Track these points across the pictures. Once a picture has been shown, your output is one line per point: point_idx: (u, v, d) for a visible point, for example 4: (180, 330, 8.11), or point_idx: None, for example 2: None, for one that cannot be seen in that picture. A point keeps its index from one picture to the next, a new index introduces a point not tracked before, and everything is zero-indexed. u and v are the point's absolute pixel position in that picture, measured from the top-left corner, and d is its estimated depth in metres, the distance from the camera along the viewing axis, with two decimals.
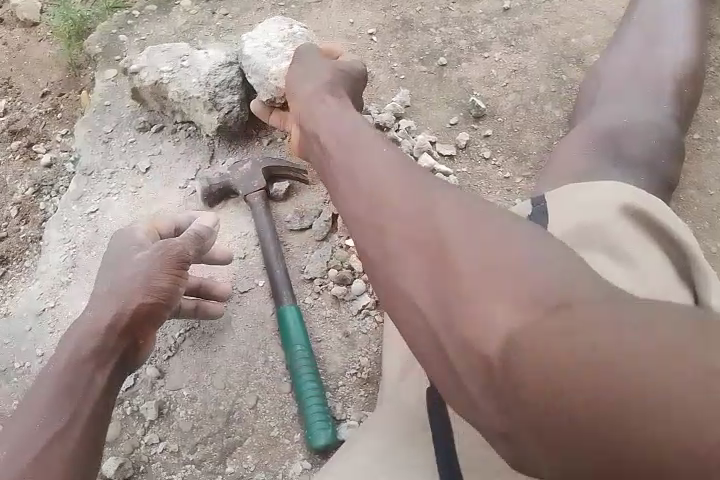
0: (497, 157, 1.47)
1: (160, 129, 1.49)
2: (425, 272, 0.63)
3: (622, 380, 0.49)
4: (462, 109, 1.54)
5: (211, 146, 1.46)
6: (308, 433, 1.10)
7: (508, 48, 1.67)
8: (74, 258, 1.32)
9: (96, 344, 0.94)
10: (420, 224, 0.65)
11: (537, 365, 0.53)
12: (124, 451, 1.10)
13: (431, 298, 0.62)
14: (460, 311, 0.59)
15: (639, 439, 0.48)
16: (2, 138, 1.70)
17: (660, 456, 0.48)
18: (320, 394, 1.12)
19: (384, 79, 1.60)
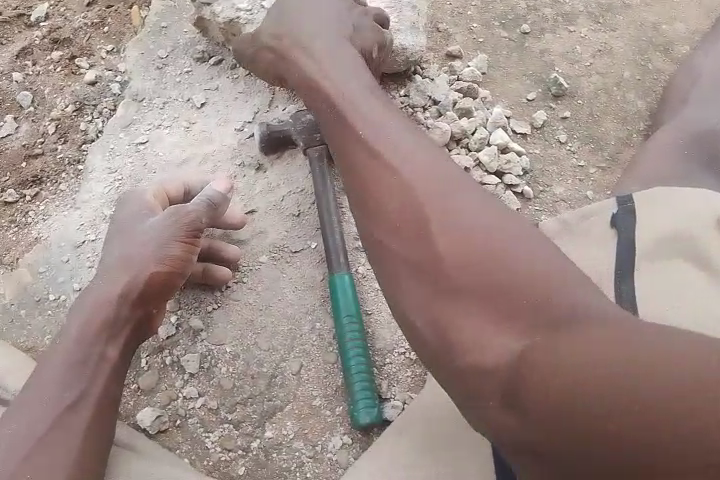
0: (573, 143, 1.39)
1: (219, 62, 1.38)
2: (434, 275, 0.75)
3: (621, 373, 0.59)
4: (540, 85, 1.44)
5: (272, 91, 1.33)
6: (351, 408, 1.06)
7: (595, 25, 1.55)
8: (119, 192, 1.25)
9: (107, 316, 0.99)
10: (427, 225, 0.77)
11: (536, 359, 0.65)
12: (161, 402, 1.06)
13: (441, 304, 0.73)
14: (463, 313, 0.72)
15: (650, 417, 0.57)
16: (42, 46, 1.58)
17: (670, 429, 0.56)
18: (366, 369, 1.07)
19: (461, 40, 1.48)
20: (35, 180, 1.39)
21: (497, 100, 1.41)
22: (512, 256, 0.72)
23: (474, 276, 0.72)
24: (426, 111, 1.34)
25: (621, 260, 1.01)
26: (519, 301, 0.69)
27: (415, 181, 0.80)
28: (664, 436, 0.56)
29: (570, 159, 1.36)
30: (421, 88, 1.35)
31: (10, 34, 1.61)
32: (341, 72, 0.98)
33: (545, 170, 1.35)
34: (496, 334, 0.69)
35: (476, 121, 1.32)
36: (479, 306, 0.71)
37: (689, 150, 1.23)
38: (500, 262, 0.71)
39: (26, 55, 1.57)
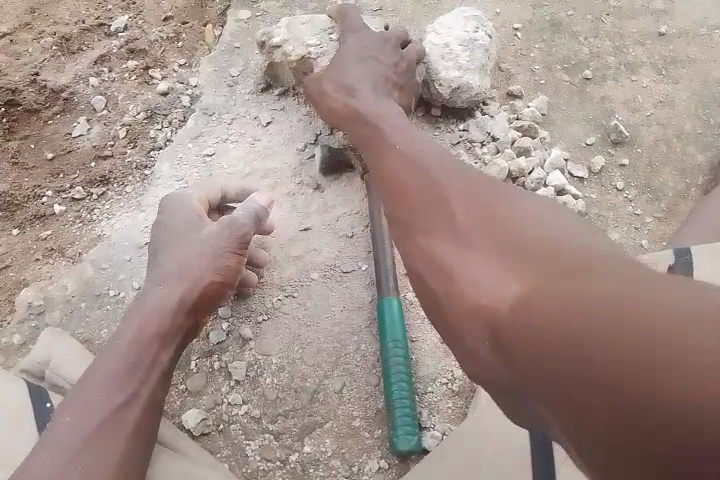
0: (630, 190, 1.39)
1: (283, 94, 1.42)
2: (425, 219, 0.77)
3: (605, 322, 0.52)
4: (600, 130, 1.45)
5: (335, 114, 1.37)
6: (391, 432, 1.06)
7: (657, 76, 1.56)
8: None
9: (159, 327, 1.01)
10: (425, 179, 0.81)
11: (511, 300, 0.60)
12: (206, 405, 1.08)
13: (426, 244, 0.74)
14: (445, 250, 0.71)
15: (637, 380, 0.49)
16: (119, 56, 1.66)
17: (659, 397, 0.48)
18: (408, 392, 1.08)
19: (523, 80, 1.51)
20: (102, 180, 1.46)
21: (555, 141, 1.43)
22: (511, 208, 0.70)
23: (469, 228, 0.70)
24: (484, 146, 1.37)
25: None
26: (502, 240, 0.66)
27: (426, 155, 0.86)
28: (658, 402, 0.48)
29: (626, 206, 1.36)
30: (479, 124, 1.39)
31: (90, 41, 1.70)
32: (379, 106, 1.10)
33: (600, 214, 1.35)
34: (481, 270, 0.65)
35: (534, 161, 1.34)
36: (466, 251, 0.68)
37: None
38: (489, 214, 0.71)
39: (103, 62, 1.65)
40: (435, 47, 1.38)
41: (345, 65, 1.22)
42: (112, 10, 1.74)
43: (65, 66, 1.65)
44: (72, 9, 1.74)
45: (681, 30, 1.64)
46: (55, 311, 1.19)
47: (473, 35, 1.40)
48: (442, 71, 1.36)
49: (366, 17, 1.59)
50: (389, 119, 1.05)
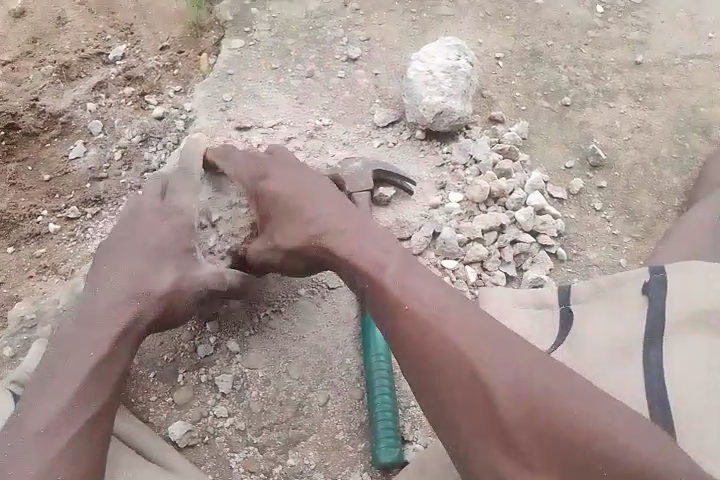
0: (609, 211, 1.43)
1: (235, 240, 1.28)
2: (463, 386, 0.83)
3: None
4: (578, 154, 1.51)
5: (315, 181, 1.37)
6: (372, 446, 1.08)
7: (634, 102, 1.62)
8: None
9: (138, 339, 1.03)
10: (461, 342, 0.85)
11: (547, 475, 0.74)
12: (192, 417, 1.10)
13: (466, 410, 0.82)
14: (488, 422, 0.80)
15: None
16: (116, 82, 1.73)
17: None
18: (391, 410, 1.09)
19: (504, 107, 1.57)
20: (97, 200, 1.51)
21: (535, 164, 1.48)
22: (548, 389, 0.78)
23: (513, 408, 0.78)
24: (466, 168, 1.42)
25: (649, 328, 1.03)
26: (544, 420, 0.76)
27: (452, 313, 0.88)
28: None
29: (604, 226, 1.41)
30: (462, 147, 1.44)
31: (89, 68, 1.76)
32: (349, 221, 1.06)
33: (579, 234, 1.39)
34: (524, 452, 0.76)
35: (515, 182, 1.38)
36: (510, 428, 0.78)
37: None
38: (531, 395, 0.78)
39: (101, 88, 1.71)
40: (419, 74, 1.44)
41: (284, 171, 1.15)
42: (111, 40, 1.81)
43: (64, 92, 1.71)
44: (73, 38, 1.80)
45: (657, 59, 1.71)
46: (46, 324, 1.21)
47: (455, 62, 1.46)
48: (425, 96, 1.42)
49: (354, 46, 1.66)
50: (372, 249, 1.01)
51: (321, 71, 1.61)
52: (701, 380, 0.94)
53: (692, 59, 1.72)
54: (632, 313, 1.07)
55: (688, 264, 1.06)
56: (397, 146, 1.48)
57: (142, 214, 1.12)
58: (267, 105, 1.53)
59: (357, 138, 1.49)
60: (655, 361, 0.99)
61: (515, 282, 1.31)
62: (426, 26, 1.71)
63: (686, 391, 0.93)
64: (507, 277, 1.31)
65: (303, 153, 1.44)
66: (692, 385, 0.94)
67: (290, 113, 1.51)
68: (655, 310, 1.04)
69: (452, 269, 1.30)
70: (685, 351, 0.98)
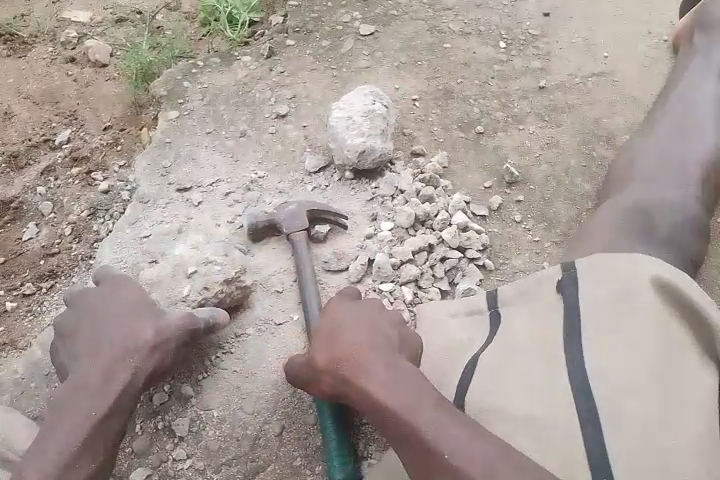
0: (528, 222, 1.56)
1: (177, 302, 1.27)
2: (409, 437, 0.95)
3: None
4: (496, 174, 1.65)
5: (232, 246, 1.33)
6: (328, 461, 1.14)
7: (542, 122, 1.78)
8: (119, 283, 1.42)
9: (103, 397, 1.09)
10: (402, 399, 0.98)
11: None
12: (152, 463, 1.15)
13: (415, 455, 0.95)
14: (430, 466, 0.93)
15: None
16: (64, 164, 1.83)
17: None
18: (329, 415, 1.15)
19: (424, 141, 1.71)
20: (51, 274, 1.58)
21: (457, 188, 1.61)
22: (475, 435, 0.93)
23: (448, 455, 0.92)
24: (394, 198, 1.54)
25: (569, 327, 1.07)
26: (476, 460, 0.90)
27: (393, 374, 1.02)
28: None
29: (526, 236, 1.54)
30: (389, 180, 1.57)
31: (36, 155, 1.86)
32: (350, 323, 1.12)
33: (503, 245, 1.51)
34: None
35: (438, 206, 1.51)
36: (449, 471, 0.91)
37: (629, 221, 1.33)
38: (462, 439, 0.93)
39: (49, 171, 1.81)
40: (340, 121, 1.57)
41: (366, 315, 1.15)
42: (56, 127, 1.92)
43: (14, 180, 1.80)
44: (19, 129, 1.91)
45: (558, 82, 1.88)
46: (5, 394, 1.25)
47: (372, 106, 1.59)
48: (347, 140, 1.55)
49: (282, 104, 1.80)
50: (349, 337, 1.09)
51: (253, 129, 1.74)
52: (619, 370, 0.99)
53: (590, 77, 1.90)
54: (552, 314, 1.11)
55: (597, 258, 1.13)
56: (329, 187, 1.59)
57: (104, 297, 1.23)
58: (205, 165, 1.64)
59: (291, 185, 1.61)
60: (578, 356, 1.02)
61: (449, 296, 1.42)
62: (347, 79, 1.87)
63: (607, 376, 0.98)
64: (441, 292, 1.41)
65: (241, 205, 1.55)
66: (611, 371, 0.99)
67: (227, 171, 1.63)
68: (572, 305, 1.10)
69: (389, 291, 1.40)
70: (601, 342, 1.02)
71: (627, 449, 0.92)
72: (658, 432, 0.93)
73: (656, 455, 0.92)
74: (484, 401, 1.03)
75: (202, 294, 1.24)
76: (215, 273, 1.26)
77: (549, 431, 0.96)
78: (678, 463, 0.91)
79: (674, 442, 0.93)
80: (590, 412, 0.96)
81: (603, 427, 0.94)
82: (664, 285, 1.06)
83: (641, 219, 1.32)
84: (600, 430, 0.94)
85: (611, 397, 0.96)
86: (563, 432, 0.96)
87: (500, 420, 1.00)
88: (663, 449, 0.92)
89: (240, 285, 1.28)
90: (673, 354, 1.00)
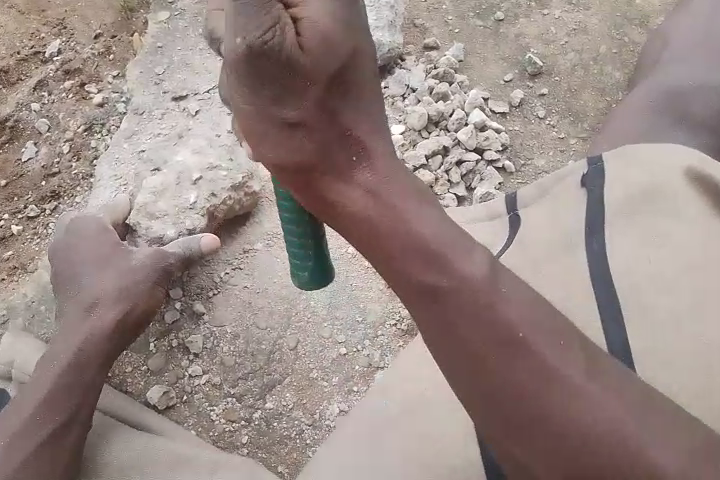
0: (552, 117, 1.45)
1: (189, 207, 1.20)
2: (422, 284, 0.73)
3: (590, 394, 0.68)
4: (517, 66, 1.51)
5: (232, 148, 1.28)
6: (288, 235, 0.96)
7: (568, 5, 1.59)
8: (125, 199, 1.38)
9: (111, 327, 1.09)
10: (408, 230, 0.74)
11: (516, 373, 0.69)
12: (169, 381, 1.15)
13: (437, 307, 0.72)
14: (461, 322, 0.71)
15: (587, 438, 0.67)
16: (55, 77, 1.70)
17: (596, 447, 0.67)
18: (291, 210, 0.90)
19: (438, 33, 1.55)
20: (53, 195, 1.53)
21: (474, 84, 1.48)
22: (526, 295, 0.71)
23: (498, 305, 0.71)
24: (405, 98, 1.42)
25: (589, 216, 0.99)
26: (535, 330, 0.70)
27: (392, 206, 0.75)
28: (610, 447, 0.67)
29: (549, 132, 1.44)
30: (398, 79, 1.44)
31: (27, 70, 1.73)
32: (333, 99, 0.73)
33: (525, 144, 1.42)
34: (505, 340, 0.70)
35: (454, 104, 1.39)
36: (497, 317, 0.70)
37: (662, 108, 1.20)
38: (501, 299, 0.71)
39: (42, 87, 1.70)
40: None
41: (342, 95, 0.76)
42: (45, 38, 1.76)
43: (6, 97, 1.69)
44: (6, 41, 1.76)
45: None
46: (17, 319, 1.24)
47: None
48: None
49: None
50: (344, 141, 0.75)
51: None
52: (644, 263, 0.91)
53: None
54: (573, 203, 1.03)
55: (622, 153, 1.03)
56: None
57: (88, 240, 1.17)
58: (201, 72, 1.53)
59: None
60: (598, 249, 0.95)
61: (466, 202, 1.34)
62: None
63: (632, 268, 0.91)
64: (457, 198, 1.34)
65: None
66: (636, 267, 0.91)
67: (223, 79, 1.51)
68: (594, 197, 1.01)
69: None
70: (625, 237, 0.95)
71: (651, 346, 0.86)
72: (687, 327, 0.86)
73: (684, 350, 0.85)
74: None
75: (210, 202, 1.20)
76: (221, 179, 1.21)
77: None
78: (704, 353, 0.85)
79: (703, 333, 0.85)
80: (611, 308, 0.89)
81: (624, 323, 0.87)
82: (695, 175, 0.97)
83: (676, 105, 1.20)
84: (622, 327, 0.87)
85: (635, 294, 0.89)
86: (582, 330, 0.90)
87: None
88: (691, 344, 0.85)
89: (248, 191, 1.24)
90: (708, 245, 0.92)
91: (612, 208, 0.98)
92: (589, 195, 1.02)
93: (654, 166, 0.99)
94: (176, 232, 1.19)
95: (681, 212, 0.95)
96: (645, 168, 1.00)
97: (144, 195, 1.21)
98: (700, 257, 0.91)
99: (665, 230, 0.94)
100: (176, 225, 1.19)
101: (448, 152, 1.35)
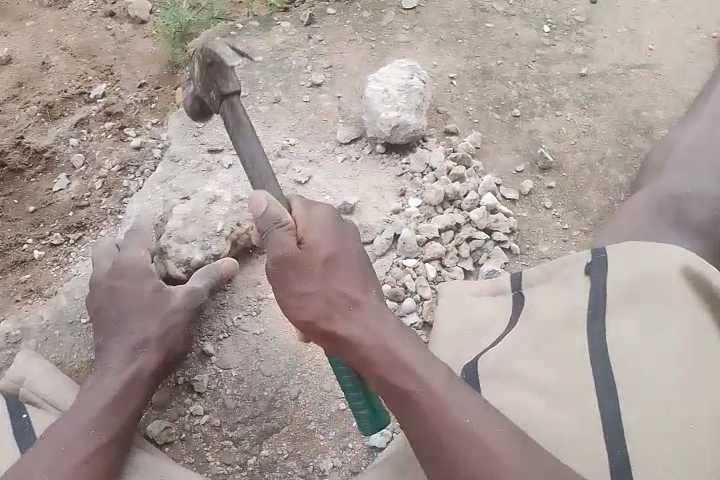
0: (558, 209, 1.56)
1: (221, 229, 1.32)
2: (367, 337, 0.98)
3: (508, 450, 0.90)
4: (529, 158, 1.63)
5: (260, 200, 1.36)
6: None
7: (580, 110, 1.73)
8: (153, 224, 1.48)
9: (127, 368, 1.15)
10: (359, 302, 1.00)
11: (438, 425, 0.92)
12: (170, 416, 1.20)
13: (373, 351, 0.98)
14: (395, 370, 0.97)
15: None
16: (97, 118, 1.80)
17: None
18: None
19: (458, 121, 1.68)
20: (79, 226, 1.60)
21: (489, 170, 1.60)
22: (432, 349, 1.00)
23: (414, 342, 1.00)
24: (424, 176, 1.53)
25: (593, 304, 1.07)
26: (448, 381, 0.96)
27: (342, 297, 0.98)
28: None
29: (555, 222, 1.54)
30: (420, 157, 1.55)
31: (71, 108, 1.83)
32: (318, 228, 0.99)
33: (532, 231, 1.51)
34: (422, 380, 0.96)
35: (468, 186, 1.49)
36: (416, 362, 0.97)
37: (663, 212, 1.31)
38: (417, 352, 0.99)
39: (83, 125, 1.79)
40: (376, 92, 1.55)
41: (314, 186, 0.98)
42: (92, 82, 1.87)
43: (48, 131, 1.78)
44: (56, 81, 1.87)
45: (601, 70, 1.81)
46: (31, 338, 1.31)
47: (409, 81, 1.57)
48: (382, 113, 1.53)
49: (317, 72, 1.76)
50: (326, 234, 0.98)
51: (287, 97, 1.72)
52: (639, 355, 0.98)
53: (633, 68, 1.82)
54: (578, 288, 1.10)
55: (629, 243, 1.11)
56: (359, 160, 1.59)
57: (118, 278, 1.22)
58: None
59: (320, 155, 1.60)
60: (599, 335, 1.03)
61: (473, 277, 1.42)
62: (384, 52, 1.80)
63: (627, 359, 0.98)
64: (464, 272, 1.42)
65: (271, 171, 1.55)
66: (632, 352, 0.99)
67: (257, 137, 1.62)
68: (599, 287, 1.08)
69: (412, 267, 1.40)
70: (624, 327, 1.02)
71: (643, 433, 0.92)
72: (676, 412, 0.93)
73: (673, 434, 0.91)
74: (499, 369, 1.04)
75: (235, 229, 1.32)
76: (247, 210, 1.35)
77: (562, 401, 0.98)
78: (690, 446, 0.91)
79: (689, 426, 0.92)
80: (607, 389, 0.97)
81: (618, 405, 0.95)
82: (693, 274, 1.04)
83: (680, 212, 1.30)
84: (615, 404, 0.95)
85: (629, 383, 0.96)
86: (580, 405, 0.97)
87: (521, 392, 1.01)
88: (678, 429, 0.92)
89: None
90: (699, 341, 0.99)
91: (614, 299, 1.05)
92: (593, 286, 1.09)
93: (655, 261, 1.06)
94: (203, 257, 1.29)
95: (678, 308, 1.01)
96: (646, 261, 1.07)
97: (176, 219, 1.31)
98: (692, 352, 0.97)
99: (662, 325, 1.00)
100: (203, 250, 1.29)
101: (460, 228, 1.44)
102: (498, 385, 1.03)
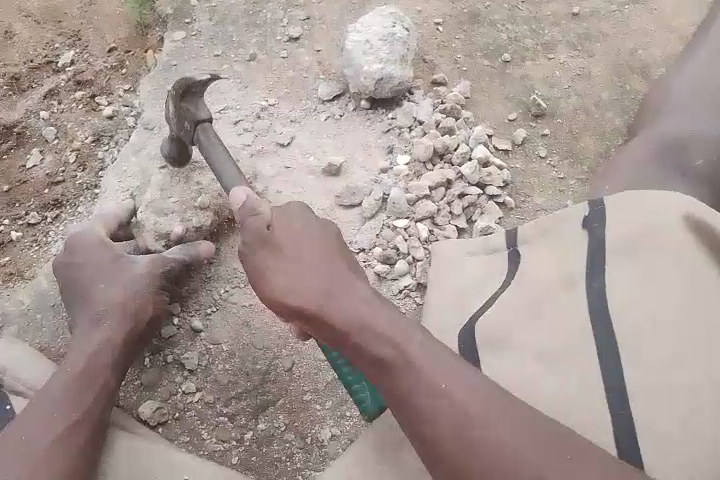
0: (553, 157, 1.50)
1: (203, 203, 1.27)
2: None
3: None
4: (521, 106, 1.55)
5: None
6: None
7: (573, 52, 1.64)
8: (129, 195, 1.43)
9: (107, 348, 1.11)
10: None
11: None
12: (162, 396, 1.17)
13: None
14: None
15: None
16: (66, 87, 1.70)
17: None
18: None
19: (446, 69, 1.59)
20: (56, 202, 1.54)
21: (480, 120, 1.53)
22: None
23: None
24: (412, 130, 1.46)
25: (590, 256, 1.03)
26: None
27: None
28: None
29: (550, 172, 1.48)
30: (407, 111, 1.47)
31: (39, 78, 1.73)
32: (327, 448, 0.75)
33: (526, 182, 1.46)
34: None
35: (459, 139, 1.43)
36: None
37: (663, 157, 1.25)
38: None
39: (52, 96, 1.69)
40: (358, 44, 1.46)
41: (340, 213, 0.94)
42: (59, 48, 1.76)
43: (15, 103, 1.69)
44: (20, 50, 1.76)
45: (594, 8, 1.71)
46: (12, 324, 1.27)
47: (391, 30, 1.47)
48: (364, 64, 1.44)
49: (295, 26, 1.66)
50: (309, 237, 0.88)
51: (263, 53, 1.62)
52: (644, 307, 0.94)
53: (627, 4, 1.72)
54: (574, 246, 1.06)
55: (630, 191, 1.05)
56: (344, 117, 1.51)
57: (78, 256, 1.19)
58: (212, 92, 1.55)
59: (303, 114, 1.52)
60: (598, 288, 0.99)
61: (467, 234, 1.37)
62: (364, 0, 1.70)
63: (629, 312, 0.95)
64: (458, 229, 1.37)
65: (252, 134, 1.47)
66: (635, 308, 0.95)
67: (234, 98, 1.54)
68: (599, 240, 1.03)
69: (404, 228, 1.34)
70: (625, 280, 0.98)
71: (647, 386, 0.89)
72: (681, 366, 0.89)
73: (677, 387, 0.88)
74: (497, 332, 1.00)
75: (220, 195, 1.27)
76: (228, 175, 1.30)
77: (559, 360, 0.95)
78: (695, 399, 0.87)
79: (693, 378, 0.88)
80: (607, 343, 0.93)
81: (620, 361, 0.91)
82: (697, 220, 0.98)
83: (677, 157, 1.24)
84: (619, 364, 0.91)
85: (633, 338, 0.93)
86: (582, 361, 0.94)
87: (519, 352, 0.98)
88: (680, 386, 0.88)
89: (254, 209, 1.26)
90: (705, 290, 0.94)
91: (614, 252, 1.01)
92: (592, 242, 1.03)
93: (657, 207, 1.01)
94: (183, 229, 1.24)
95: (681, 257, 0.96)
96: (647, 208, 1.02)
97: (152, 192, 1.28)
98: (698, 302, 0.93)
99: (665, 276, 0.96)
100: (182, 222, 1.25)
101: (452, 183, 1.38)
102: (493, 350, 0.99)
